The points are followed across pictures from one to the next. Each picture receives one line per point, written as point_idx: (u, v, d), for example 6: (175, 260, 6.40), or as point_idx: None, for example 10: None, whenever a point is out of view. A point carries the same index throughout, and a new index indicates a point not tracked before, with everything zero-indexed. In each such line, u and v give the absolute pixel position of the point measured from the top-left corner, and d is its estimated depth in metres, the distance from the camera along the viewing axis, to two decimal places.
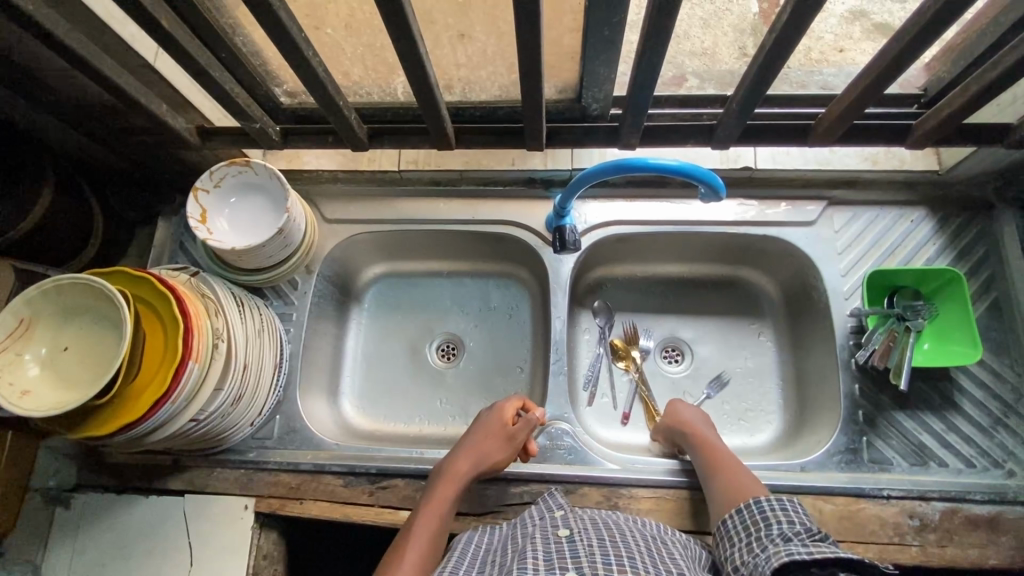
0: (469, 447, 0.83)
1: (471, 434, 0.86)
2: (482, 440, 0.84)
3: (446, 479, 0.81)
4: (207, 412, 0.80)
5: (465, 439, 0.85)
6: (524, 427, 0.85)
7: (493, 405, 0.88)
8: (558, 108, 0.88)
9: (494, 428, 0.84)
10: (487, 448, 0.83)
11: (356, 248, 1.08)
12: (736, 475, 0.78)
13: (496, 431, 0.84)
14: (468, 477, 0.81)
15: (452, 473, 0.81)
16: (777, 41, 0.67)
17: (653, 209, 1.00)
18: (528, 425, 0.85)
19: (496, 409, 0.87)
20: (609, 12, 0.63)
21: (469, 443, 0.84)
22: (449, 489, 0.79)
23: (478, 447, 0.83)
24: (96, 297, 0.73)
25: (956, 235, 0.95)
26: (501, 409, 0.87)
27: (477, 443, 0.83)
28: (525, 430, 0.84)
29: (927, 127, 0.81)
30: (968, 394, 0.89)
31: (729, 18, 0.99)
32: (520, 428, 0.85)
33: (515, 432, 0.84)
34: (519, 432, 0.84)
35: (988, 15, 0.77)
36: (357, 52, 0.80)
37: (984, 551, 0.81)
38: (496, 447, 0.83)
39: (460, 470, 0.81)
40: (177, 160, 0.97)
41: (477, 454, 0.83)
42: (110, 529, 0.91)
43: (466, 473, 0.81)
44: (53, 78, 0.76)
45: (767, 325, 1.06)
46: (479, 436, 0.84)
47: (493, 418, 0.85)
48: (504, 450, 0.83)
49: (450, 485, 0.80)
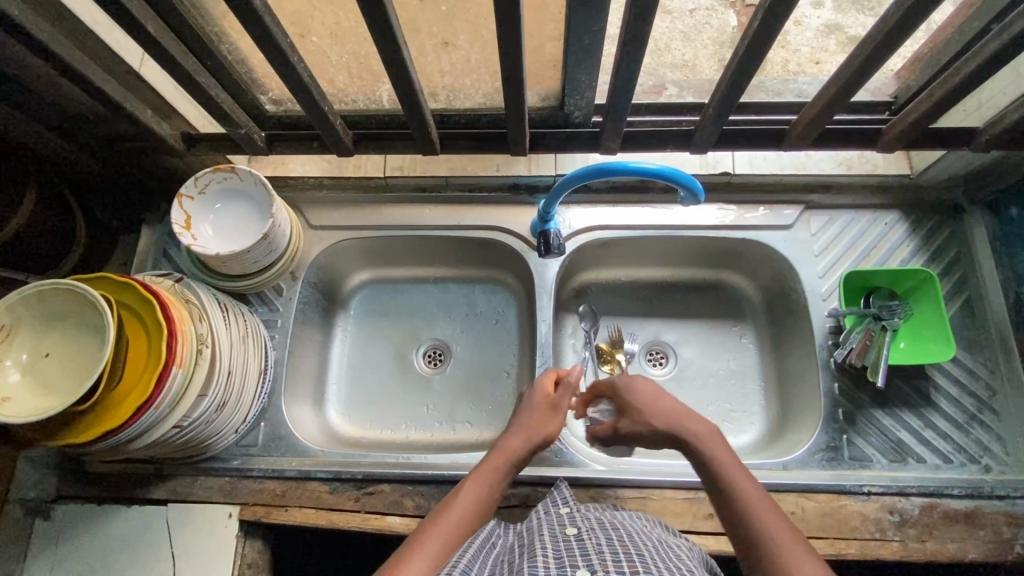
0: (524, 422, 0.81)
1: (519, 414, 0.83)
2: (533, 414, 0.82)
3: (497, 452, 0.77)
4: (191, 419, 0.80)
5: (517, 416, 0.83)
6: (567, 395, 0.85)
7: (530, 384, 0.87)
8: (541, 115, 0.90)
9: (541, 400, 0.83)
10: (539, 421, 0.81)
11: (341, 255, 1.08)
12: (750, 497, 0.64)
13: (543, 404, 0.83)
14: (522, 451, 0.78)
15: (504, 448, 0.78)
16: (748, 49, 0.70)
17: (635, 214, 1.02)
18: (570, 391, 0.85)
19: (538, 381, 0.86)
20: (589, 21, 0.65)
21: (522, 420, 0.81)
22: (500, 462, 0.76)
23: (530, 421, 0.81)
24: (78, 303, 0.73)
25: (928, 237, 0.98)
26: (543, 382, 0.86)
27: (530, 418, 0.81)
28: (567, 395, 0.84)
29: (896, 131, 0.83)
30: (944, 391, 0.91)
31: (708, 32, 1.01)
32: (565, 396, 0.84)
33: (560, 400, 0.84)
34: (563, 398, 0.84)
35: (953, 24, 0.80)
36: (343, 60, 0.82)
37: (963, 545, 0.83)
38: (547, 419, 0.81)
39: (514, 445, 0.78)
40: (161, 167, 0.97)
41: (530, 427, 0.80)
42: (92, 541, 0.90)
43: (520, 448, 0.78)
44: (36, 85, 0.76)
45: (749, 327, 1.07)
46: (529, 410, 0.82)
47: (537, 392, 0.84)
48: (554, 420, 0.82)
49: (503, 459, 0.77)
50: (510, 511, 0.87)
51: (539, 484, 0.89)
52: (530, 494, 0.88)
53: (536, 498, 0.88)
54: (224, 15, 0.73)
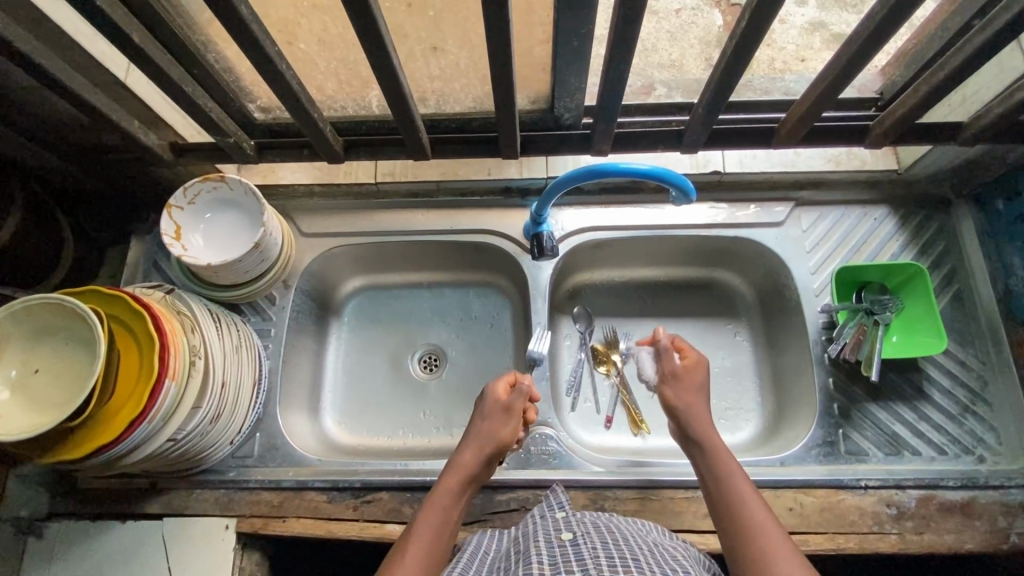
0: (473, 433, 0.79)
1: (472, 424, 0.81)
2: (485, 423, 0.80)
3: (450, 470, 0.75)
4: (186, 431, 0.79)
5: (469, 429, 0.81)
6: (520, 396, 0.82)
7: (483, 389, 0.85)
8: (531, 118, 0.89)
9: (495, 404, 0.81)
10: (490, 429, 0.79)
11: (334, 261, 1.08)
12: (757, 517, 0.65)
13: (494, 410, 0.81)
14: (475, 464, 0.76)
15: (458, 465, 0.75)
16: (734, 52, 0.70)
17: (628, 215, 1.02)
18: (522, 394, 0.82)
19: (490, 388, 0.83)
20: (577, 23, 0.65)
21: (474, 432, 0.79)
22: (454, 481, 0.74)
23: (483, 432, 0.79)
24: (68, 318, 0.72)
25: (917, 230, 0.99)
26: (496, 387, 0.83)
27: (483, 428, 0.79)
28: (522, 399, 0.82)
29: (883, 127, 0.84)
30: (937, 383, 0.92)
31: (694, 31, 1.05)
32: (519, 397, 0.82)
33: (513, 403, 0.81)
34: (516, 402, 0.81)
35: (938, 20, 0.81)
36: (331, 67, 0.81)
37: (960, 536, 0.83)
38: (499, 426, 0.79)
39: (465, 461, 0.76)
40: (150, 178, 0.97)
41: (482, 437, 0.78)
42: (86, 556, 0.88)
43: (472, 462, 0.76)
44: (17, 97, 0.75)
45: (743, 325, 1.08)
46: (481, 420, 0.80)
47: (487, 399, 0.82)
48: (507, 424, 0.79)
49: (457, 477, 0.74)
50: (509, 515, 0.87)
51: (537, 487, 0.89)
52: (528, 497, 0.88)
53: (534, 501, 0.88)
54: (209, 23, 0.73)
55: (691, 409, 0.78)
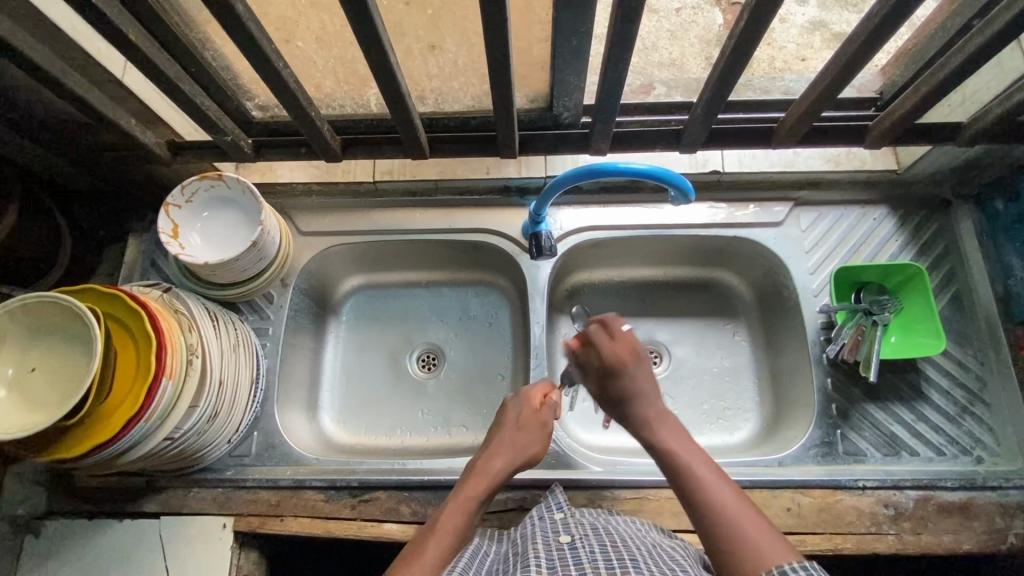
0: (503, 441, 0.79)
1: (500, 429, 0.82)
2: (516, 433, 0.80)
3: (478, 475, 0.75)
4: (183, 429, 0.78)
5: (497, 435, 0.81)
6: (550, 413, 0.84)
7: (515, 394, 0.86)
8: (530, 116, 0.89)
9: (527, 416, 0.82)
10: (521, 441, 0.80)
11: (332, 259, 1.07)
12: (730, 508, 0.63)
13: (525, 420, 0.82)
14: (503, 472, 0.76)
15: (486, 470, 0.76)
16: (733, 51, 0.70)
17: (627, 214, 1.02)
18: (552, 409, 0.84)
19: (524, 396, 0.85)
20: (576, 22, 0.64)
21: (503, 438, 0.80)
22: (481, 485, 0.74)
23: (513, 442, 0.79)
24: (65, 317, 0.71)
25: (917, 230, 0.99)
26: (529, 397, 0.85)
27: (512, 437, 0.80)
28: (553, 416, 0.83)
29: (882, 128, 0.84)
30: (935, 384, 0.92)
31: (694, 30, 1.04)
32: (551, 415, 0.84)
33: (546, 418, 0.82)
34: (548, 418, 0.83)
35: (938, 19, 0.81)
36: (329, 65, 0.81)
37: (958, 537, 0.83)
38: (531, 439, 0.80)
39: (494, 466, 0.76)
40: (148, 176, 0.96)
41: (512, 447, 0.79)
42: (85, 555, 0.88)
43: (500, 469, 0.76)
44: (14, 94, 0.75)
45: (742, 325, 1.08)
46: (513, 429, 0.81)
47: (522, 409, 0.83)
48: (537, 439, 0.81)
49: (484, 482, 0.74)
50: (507, 515, 0.87)
51: (536, 486, 0.89)
52: (526, 497, 0.88)
53: (532, 501, 0.88)
54: (206, 21, 0.72)
55: (634, 393, 0.78)
